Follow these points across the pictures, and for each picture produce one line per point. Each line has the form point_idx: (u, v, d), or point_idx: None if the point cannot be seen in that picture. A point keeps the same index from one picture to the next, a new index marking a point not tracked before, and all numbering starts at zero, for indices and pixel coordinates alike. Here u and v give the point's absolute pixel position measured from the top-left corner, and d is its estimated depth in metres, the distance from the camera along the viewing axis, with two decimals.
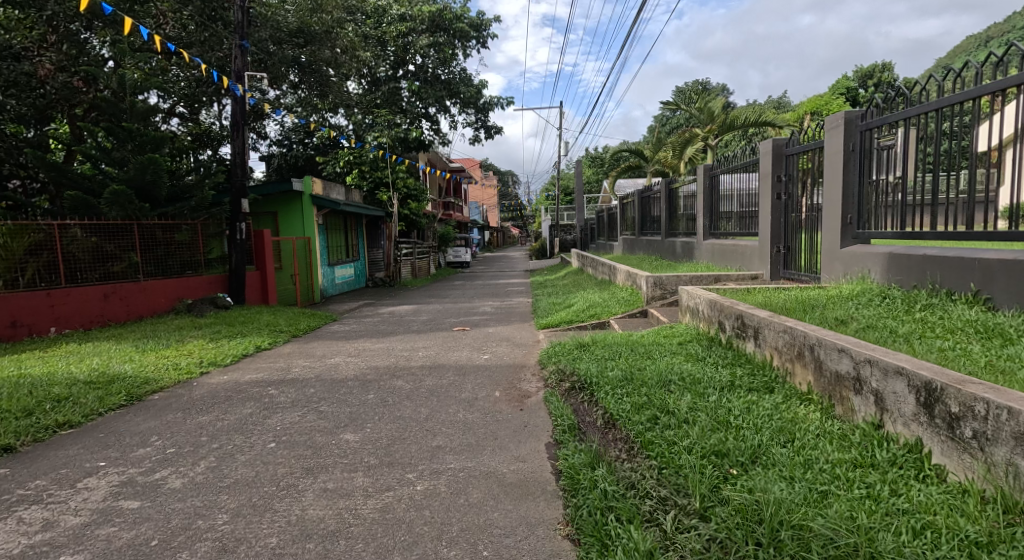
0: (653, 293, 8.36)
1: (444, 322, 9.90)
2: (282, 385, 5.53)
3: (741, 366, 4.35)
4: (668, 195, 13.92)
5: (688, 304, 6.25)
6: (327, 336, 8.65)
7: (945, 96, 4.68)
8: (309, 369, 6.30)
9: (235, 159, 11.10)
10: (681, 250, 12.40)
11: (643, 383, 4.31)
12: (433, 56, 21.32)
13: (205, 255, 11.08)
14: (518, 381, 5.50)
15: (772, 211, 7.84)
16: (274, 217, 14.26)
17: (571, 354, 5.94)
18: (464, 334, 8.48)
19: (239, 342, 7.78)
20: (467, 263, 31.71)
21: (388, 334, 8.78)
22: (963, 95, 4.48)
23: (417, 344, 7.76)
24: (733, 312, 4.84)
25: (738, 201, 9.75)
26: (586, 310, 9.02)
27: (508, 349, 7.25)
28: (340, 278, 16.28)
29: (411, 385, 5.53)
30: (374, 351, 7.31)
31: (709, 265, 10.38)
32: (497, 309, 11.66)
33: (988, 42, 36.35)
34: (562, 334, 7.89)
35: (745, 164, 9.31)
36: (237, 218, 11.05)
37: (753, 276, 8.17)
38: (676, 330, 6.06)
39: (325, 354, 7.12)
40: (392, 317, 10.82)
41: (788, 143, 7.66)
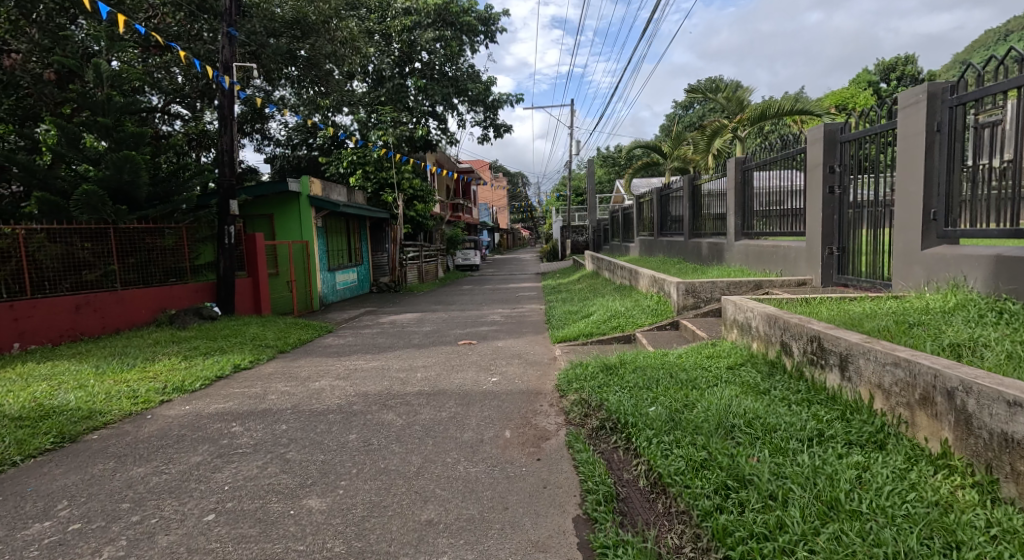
0: (684, 302, 7.40)
1: (449, 334, 8.94)
2: (250, 419, 4.60)
3: (822, 404, 3.38)
4: (691, 192, 12.90)
5: (737, 317, 5.25)
6: (318, 352, 7.72)
7: (985, 86, 4.37)
8: (287, 397, 5.38)
9: (224, 156, 10.16)
10: (708, 252, 11.39)
11: (693, 427, 3.35)
12: (440, 51, 20.38)
13: (192, 261, 10.15)
14: (533, 415, 4.54)
15: (823, 207, 6.83)
16: (269, 220, 13.35)
17: (596, 380, 4.95)
18: (470, 350, 7.52)
19: (216, 360, 6.87)
20: (476, 267, 30.71)
21: (385, 350, 7.83)
22: (1001, 85, 4.17)
23: (417, 363, 6.81)
24: (805, 333, 3.83)
25: (777, 198, 8.72)
26: (606, 321, 8.02)
27: (520, 369, 6.27)
28: (341, 284, 15.40)
29: (405, 420, 4.57)
30: (367, 372, 6.36)
31: (742, 268, 9.35)
32: (508, 318, 10.68)
33: (1011, 34, 35.05)
34: (582, 351, 6.93)
35: (787, 154, 8.27)
36: (225, 221, 10.16)
37: (800, 282, 7.17)
38: (725, 351, 5.05)
39: (311, 376, 6.18)
40: (392, 328, 9.86)
41: (842, 128, 6.67)
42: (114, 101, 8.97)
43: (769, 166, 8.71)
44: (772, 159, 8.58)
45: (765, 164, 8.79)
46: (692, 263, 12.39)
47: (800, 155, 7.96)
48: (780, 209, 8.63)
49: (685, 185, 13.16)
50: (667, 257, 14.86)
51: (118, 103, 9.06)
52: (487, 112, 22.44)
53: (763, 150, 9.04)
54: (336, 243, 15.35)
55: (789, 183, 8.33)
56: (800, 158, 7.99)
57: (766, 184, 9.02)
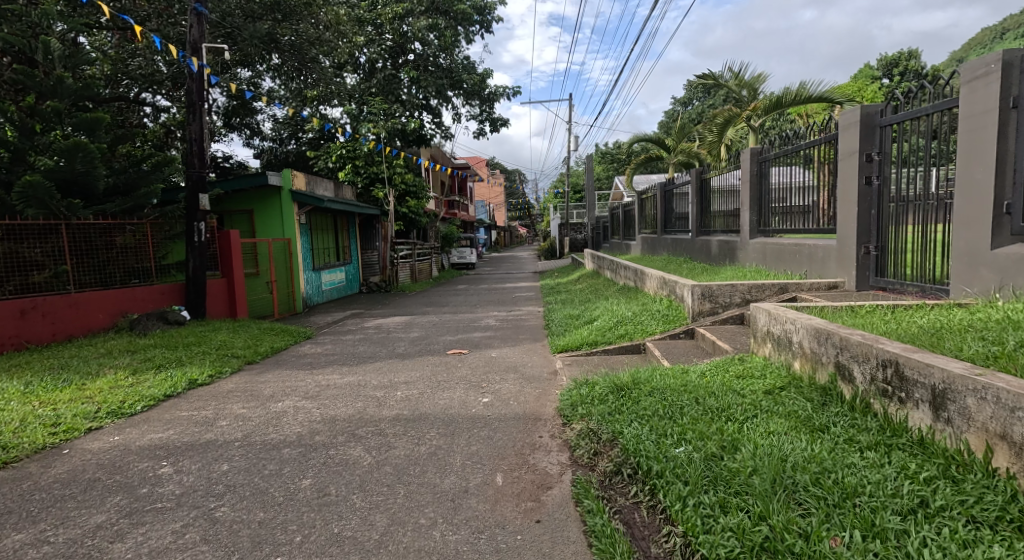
0: (700, 308, 6.63)
1: (439, 341, 8.12)
2: (187, 456, 3.78)
3: (907, 451, 2.63)
4: (700, 187, 12.10)
5: (771, 329, 4.46)
6: (289, 364, 6.89)
7: None
8: (240, 423, 4.56)
9: (192, 145, 9.30)
10: (719, 251, 10.59)
11: (739, 483, 2.62)
12: (434, 42, 19.51)
13: (158, 261, 9.27)
14: (531, 453, 3.73)
15: (858, 200, 6.08)
16: (249, 216, 12.53)
17: (606, 408, 4.16)
18: (459, 362, 6.70)
19: (169, 374, 6.03)
20: (472, 265, 29.83)
21: (364, 361, 7.00)
22: None
23: (398, 378, 5.98)
24: (872, 355, 3.05)
25: (799, 191, 7.92)
26: (613, 327, 7.22)
27: (516, 387, 5.46)
28: (327, 284, 14.57)
29: (375, 458, 3.74)
30: (340, 391, 5.53)
31: (759, 269, 8.57)
32: (503, 322, 9.84)
33: (1012, 30, 34.16)
34: (585, 365, 6.12)
35: (815, 142, 7.48)
36: (194, 217, 9.31)
37: (830, 285, 6.47)
38: (758, 373, 4.27)
39: (274, 395, 5.36)
40: (377, 334, 9.02)
41: (883, 111, 5.92)
42: (66, 82, 8.39)
43: (792, 156, 7.90)
44: (794, 149, 7.78)
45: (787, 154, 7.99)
46: (701, 263, 11.58)
47: (830, 143, 7.17)
48: (802, 204, 7.83)
49: (692, 179, 12.35)
50: (672, 255, 14.06)
51: (71, 86, 8.47)
52: (482, 106, 21.61)
53: (784, 140, 8.24)
54: (322, 241, 14.53)
55: (816, 174, 7.54)
56: (830, 146, 7.19)
57: (786, 176, 8.21)
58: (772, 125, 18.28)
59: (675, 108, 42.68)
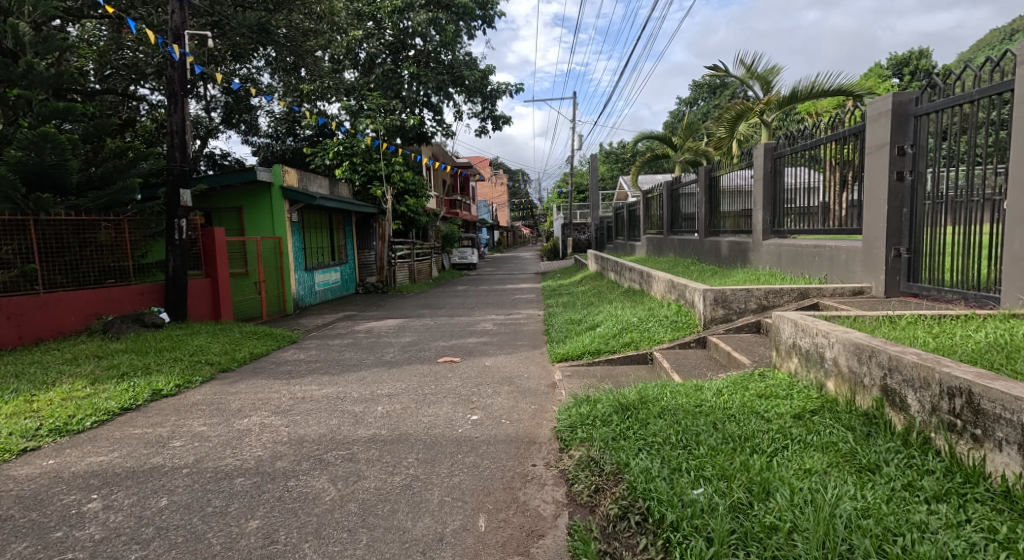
0: (713, 314, 6.10)
1: (431, 347, 7.59)
2: (125, 486, 3.27)
3: (989, 507, 2.17)
4: (709, 185, 11.52)
5: (797, 341, 3.92)
6: (267, 372, 6.37)
7: None
8: (197, 442, 4.05)
9: (173, 138, 8.76)
10: (730, 253, 10.04)
11: (779, 545, 2.16)
12: (435, 37, 18.98)
13: (136, 260, 8.75)
14: (521, 488, 3.20)
15: (888, 198, 5.59)
16: (238, 213, 12.03)
17: (610, 433, 3.65)
18: (450, 371, 6.18)
19: (133, 383, 5.51)
20: (473, 265, 29.36)
21: (347, 369, 6.46)
22: None
23: (381, 390, 5.45)
24: (934, 382, 2.55)
25: (817, 189, 7.34)
26: (618, 334, 6.68)
27: (510, 402, 4.94)
28: (321, 284, 14.07)
29: (340, 492, 3.21)
30: (316, 405, 4.99)
31: (773, 272, 8.01)
32: (501, 326, 9.31)
33: (1017, 31, 33.39)
34: (587, 377, 5.58)
35: (837, 135, 6.92)
36: (175, 213, 8.79)
37: (855, 290, 5.95)
38: (784, 392, 3.74)
39: (241, 410, 4.82)
40: (366, 339, 8.49)
41: (918, 100, 5.44)
42: (36, 69, 7.84)
43: (811, 151, 7.32)
44: (814, 143, 7.20)
45: (805, 148, 7.41)
46: (710, 265, 11.02)
47: (855, 136, 6.60)
48: (820, 203, 7.26)
49: (700, 177, 11.80)
50: (678, 257, 13.51)
51: (42, 74, 7.93)
52: (484, 103, 21.09)
53: (802, 134, 7.65)
54: (316, 239, 14.04)
55: (837, 171, 6.98)
56: (856, 139, 6.63)
57: (803, 174, 7.63)
58: (782, 123, 17.62)
59: (679, 109, 42.15)
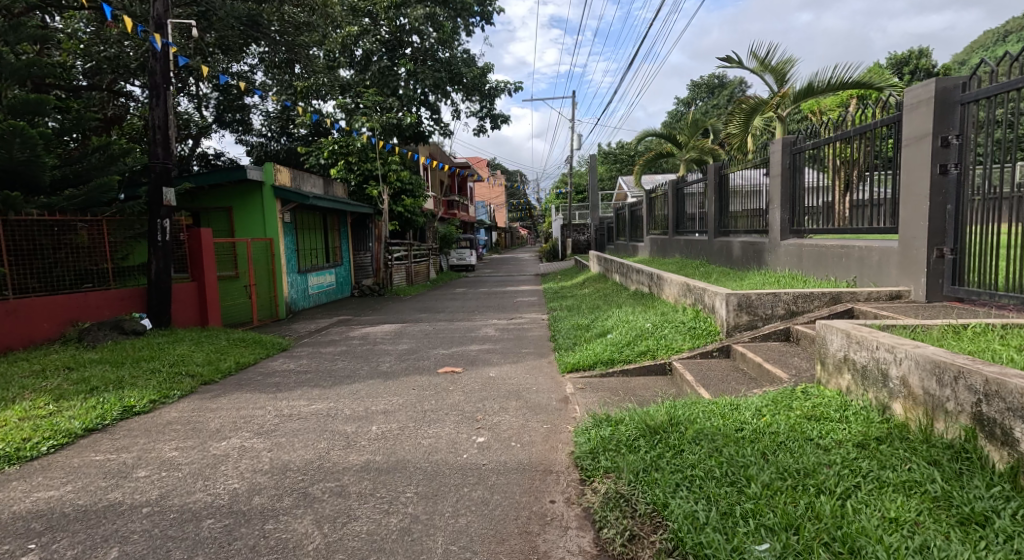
0: (736, 321, 5.65)
1: (430, 355, 7.10)
2: (73, 533, 2.80)
3: None
4: (719, 183, 11.02)
5: (850, 355, 3.43)
6: (252, 384, 5.87)
7: None
8: (167, 471, 3.56)
9: (155, 133, 8.24)
10: (744, 254, 9.55)
11: None
12: (432, 33, 18.50)
13: (116, 263, 8.23)
14: (540, 538, 2.72)
15: (931, 193, 5.12)
16: (228, 213, 11.53)
17: (639, 463, 3.18)
18: (451, 383, 5.69)
19: (103, 398, 5.00)
20: (471, 267, 28.94)
21: (340, 381, 5.97)
22: None
23: (376, 406, 4.96)
24: None
25: (843, 185, 6.80)
26: (631, 341, 6.22)
27: (519, 421, 4.46)
28: (314, 287, 13.56)
29: (326, 538, 2.75)
30: (305, 425, 4.50)
31: (794, 274, 7.51)
32: (504, 332, 8.83)
33: (1013, 31, 33.14)
34: (602, 391, 5.10)
35: (867, 127, 6.39)
36: (157, 213, 8.29)
37: (893, 295, 5.46)
38: (838, 413, 3.28)
39: (220, 431, 4.32)
40: (361, 346, 8.00)
41: (964, 85, 4.98)
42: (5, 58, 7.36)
43: (837, 145, 6.78)
44: (841, 136, 6.67)
45: (830, 142, 6.88)
46: (721, 266, 10.53)
47: (890, 127, 6.08)
48: (847, 201, 6.74)
49: (709, 175, 11.31)
50: (685, 258, 13.02)
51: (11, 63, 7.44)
52: (482, 102, 20.63)
53: (826, 127, 7.13)
54: (309, 241, 13.52)
55: (867, 165, 6.46)
56: (890, 130, 6.11)
57: (827, 170, 7.11)
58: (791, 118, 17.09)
59: (677, 109, 41.80)
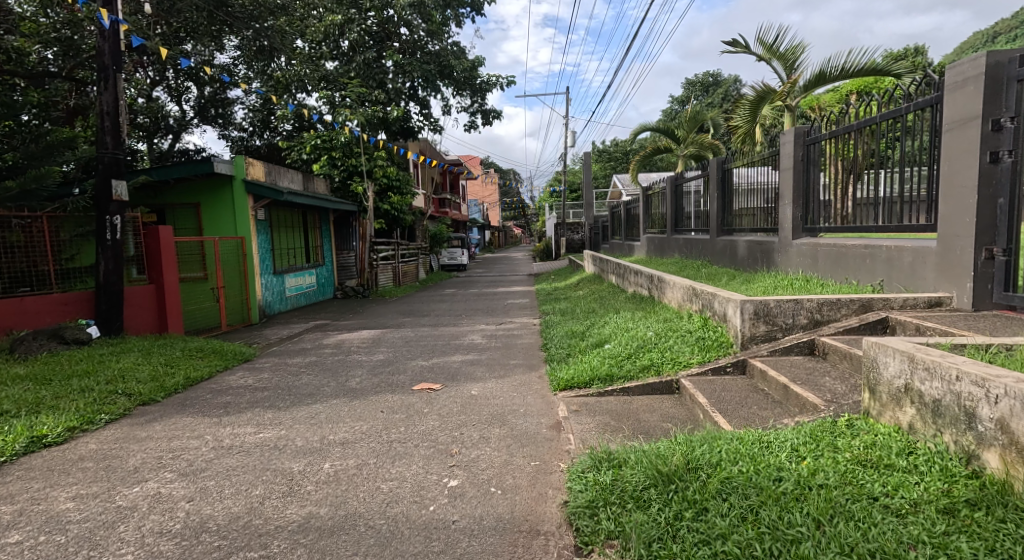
0: (753, 331, 4.95)
1: (407, 368, 6.35)
2: None
3: None
4: (722, 178, 10.31)
5: (913, 384, 2.70)
6: (199, 404, 5.14)
7: None
8: (50, 537, 2.87)
9: (104, 120, 7.50)
10: (752, 254, 8.82)
11: None
12: (420, 23, 17.75)
13: (61, 264, 7.46)
14: None
15: (978, 185, 4.42)
16: (196, 210, 10.76)
17: (650, 528, 2.50)
18: (427, 404, 4.94)
19: (11, 425, 4.30)
20: (464, 266, 28.21)
21: (300, 400, 5.21)
22: None
23: (336, 435, 4.21)
24: None
25: (848, 182, 6.11)
26: (632, 354, 5.50)
27: (502, 455, 3.73)
28: (293, 289, 12.78)
29: None
30: (244, 461, 3.76)
31: (809, 276, 6.76)
32: (493, 339, 8.10)
33: (1011, 28, 32.32)
34: (599, 417, 4.38)
35: (870, 122, 5.75)
36: (105, 209, 7.50)
37: (933, 302, 4.75)
38: (903, 461, 2.56)
39: (136, 474, 3.58)
40: (333, 357, 7.27)
41: (1018, 59, 4.27)
42: None
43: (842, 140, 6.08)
44: (855, 126, 5.88)
45: (833, 137, 6.23)
46: (726, 267, 9.79)
47: (924, 112, 5.16)
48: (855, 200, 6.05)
49: (711, 170, 10.58)
50: (685, 258, 12.29)
51: None
52: (473, 97, 19.92)
53: (843, 112, 6.21)
54: (287, 240, 12.73)
55: (872, 163, 5.75)
56: (923, 116, 5.20)
57: (829, 168, 6.45)
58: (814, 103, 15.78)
59: (673, 106, 41.12)
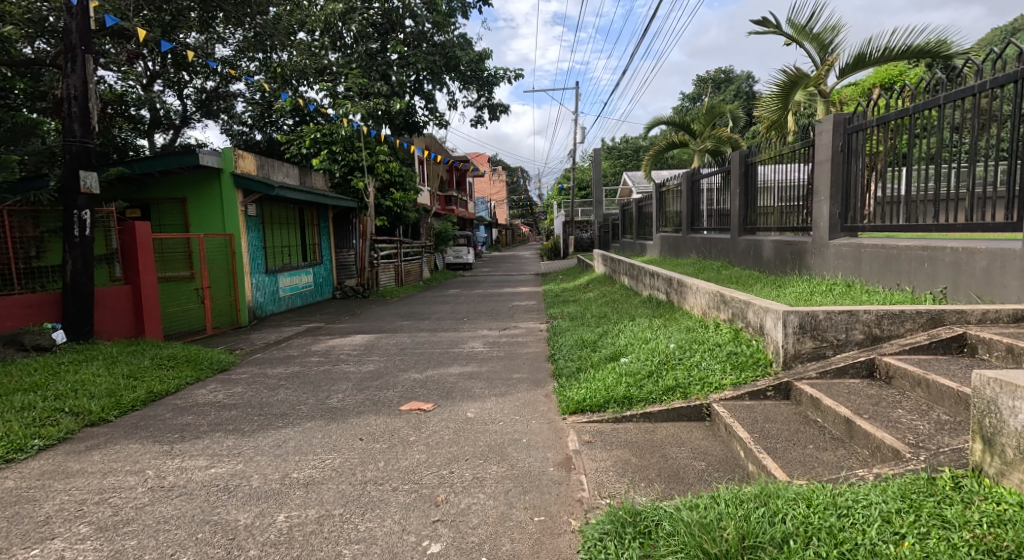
0: (798, 348, 4.22)
1: (397, 383, 5.62)
2: None
3: None
4: (745, 174, 9.54)
5: None
6: (154, 424, 4.45)
7: None
8: None
9: (71, 106, 6.76)
10: (782, 256, 8.01)
11: None
12: (426, 15, 17.07)
13: (22, 264, 6.77)
14: None
15: None
16: (182, 205, 10.10)
17: None
18: (414, 430, 4.20)
19: None
20: (469, 265, 27.50)
21: (268, 423, 4.48)
22: None
23: (301, 472, 3.49)
24: None
25: (907, 175, 5.23)
26: (654, 372, 4.73)
27: (499, 505, 3.03)
28: (287, 289, 12.11)
29: None
30: (183, 508, 3.03)
31: (849, 280, 5.89)
32: (495, 347, 7.38)
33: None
34: (617, 453, 3.66)
35: (933, 104, 4.91)
36: (72, 202, 6.83)
37: (1019, 316, 4.10)
38: None
39: (43, 528, 2.87)
40: (319, 366, 6.57)
41: None
42: None
43: (902, 126, 5.23)
44: (919, 107, 5.01)
45: (887, 120, 5.35)
46: (750, 268, 9.03)
47: (1006, 89, 4.35)
48: (913, 195, 5.20)
49: (733, 164, 9.78)
50: (703, 259, 11.51)
51: None
52: (480, 91, 19.18)
53: (895, 95, 5.40)
54: (281, 237, 12.05)
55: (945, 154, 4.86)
56: (1004, 94, 4.38)
57: (878, 159, 5.57)
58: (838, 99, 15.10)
59: (684, 104, 40.31)
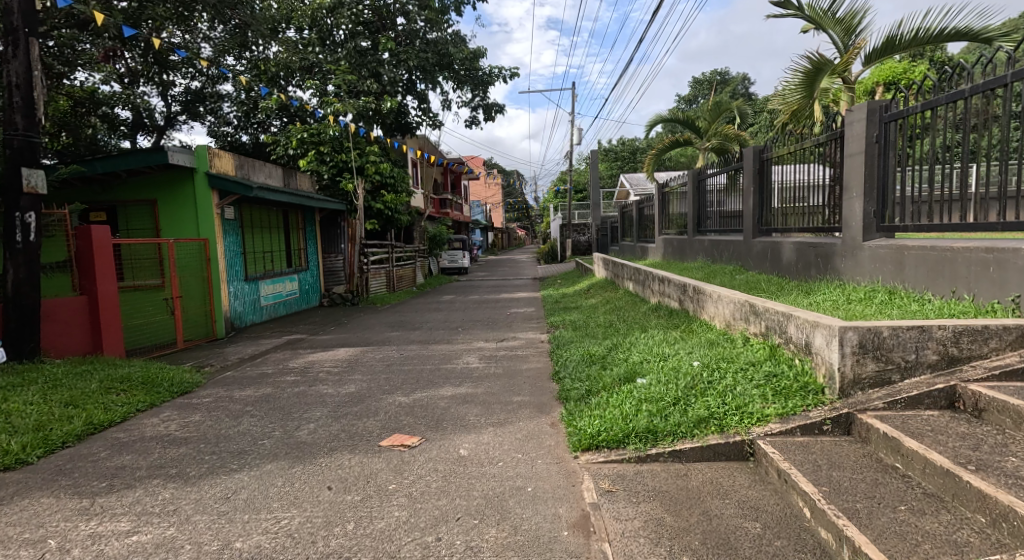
0: (858, 373, 3.48)
1: (380, 409, 4.86)
2: None
3: None
4: (759, 170, 8.80)
5: None
6: (83, 467, 3.72)
7: None
8: None
9: (13, 95, 6.02)
10: (805, 259, 7.28)
11: None
12: (418, 13, 16.35)
13: None
14: None
15: None
16: (152, 207, 9.35)
17: None
18: (395, 475, 3.46)
19: None
20: (464, 269, 26.75)
21: (221, 465, 3.72)
22: None
23: (247, 541, 2.75)
24: None
25: (954, 168, 4.47)
26: (680, 400, 3.97)
27: None
28: (269, 297, 11.34)
29: None
30: None
31: (892, 286, 5.15)
32: (492, 362, 6.63)
33: None
34: (647, 507, 2.94)
35: (994, 83, 4.15)
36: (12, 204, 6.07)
37: None
38: None
39: None
40: (292, 387, 5.81)
41: None
42: None
43: (953, 112, 4.48)
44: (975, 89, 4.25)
45: (933, 106, 4.58)
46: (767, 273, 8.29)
47: None
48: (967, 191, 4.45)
49: (745, 161, 9.05)
50: (712, 263, 10.78)
51: None
52: (474, 91, 18.44)
53: (943, 77, 4.63)
54: (262, 242, 11.26)
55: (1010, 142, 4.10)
56: None
57: (919, 151, 4.81)
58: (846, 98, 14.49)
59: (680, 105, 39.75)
